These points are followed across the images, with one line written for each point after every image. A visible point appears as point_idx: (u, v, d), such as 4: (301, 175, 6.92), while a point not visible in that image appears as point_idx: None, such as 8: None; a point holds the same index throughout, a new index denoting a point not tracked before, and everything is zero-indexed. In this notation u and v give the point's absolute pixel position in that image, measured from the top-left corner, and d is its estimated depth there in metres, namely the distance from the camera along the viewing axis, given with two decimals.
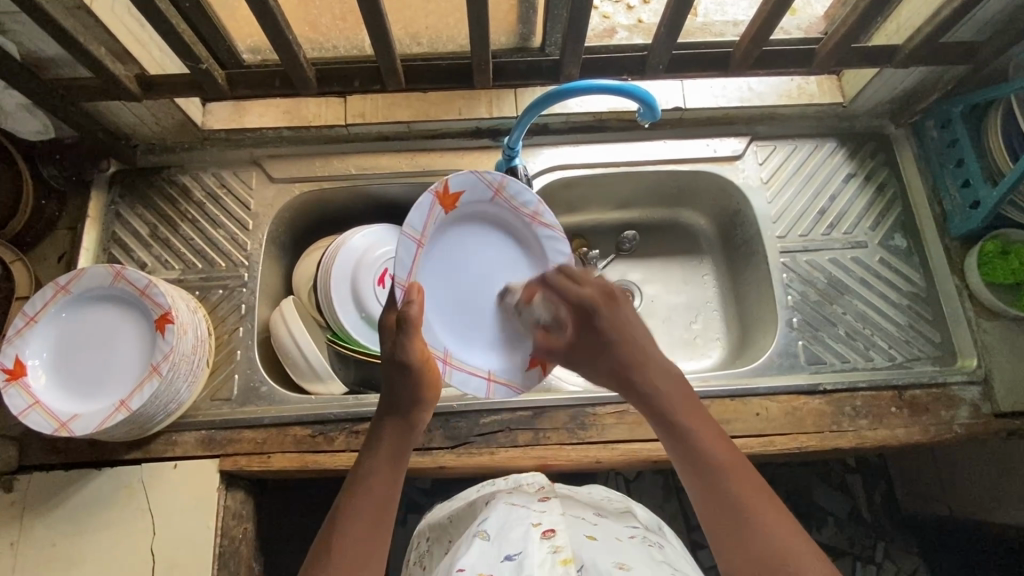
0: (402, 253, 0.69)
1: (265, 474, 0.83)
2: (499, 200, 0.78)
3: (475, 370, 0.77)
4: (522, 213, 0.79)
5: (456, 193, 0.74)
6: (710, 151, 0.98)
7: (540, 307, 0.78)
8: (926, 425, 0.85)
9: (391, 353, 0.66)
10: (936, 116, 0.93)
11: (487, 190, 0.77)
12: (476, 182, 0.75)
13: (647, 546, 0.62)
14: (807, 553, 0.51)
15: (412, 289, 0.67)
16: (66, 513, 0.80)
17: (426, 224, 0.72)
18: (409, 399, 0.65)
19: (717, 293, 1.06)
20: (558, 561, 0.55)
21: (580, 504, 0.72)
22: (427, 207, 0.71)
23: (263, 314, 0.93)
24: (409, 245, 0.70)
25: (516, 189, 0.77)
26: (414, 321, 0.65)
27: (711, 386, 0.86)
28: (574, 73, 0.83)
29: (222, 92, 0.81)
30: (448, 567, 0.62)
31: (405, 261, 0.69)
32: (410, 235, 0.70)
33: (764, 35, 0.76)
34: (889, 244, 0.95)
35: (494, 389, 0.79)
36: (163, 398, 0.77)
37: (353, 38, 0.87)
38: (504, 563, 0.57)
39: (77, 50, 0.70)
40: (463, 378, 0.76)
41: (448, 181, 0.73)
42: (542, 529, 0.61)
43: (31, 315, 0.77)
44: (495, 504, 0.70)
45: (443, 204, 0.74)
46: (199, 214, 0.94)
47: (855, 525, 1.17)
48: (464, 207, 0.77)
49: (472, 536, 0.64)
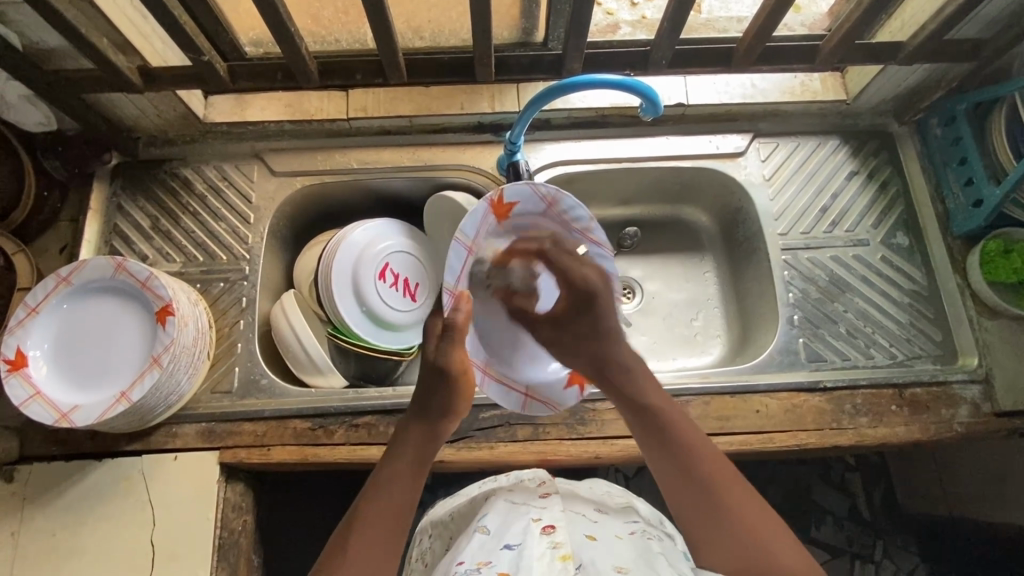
0: (450, 257, 0.75)
1: (265, 466, 0.83)
2: (553, 213, 0.78)
3: (514, 385, 0.82)
4: (574, 228, 0.80)
5: (511, 204, 0.76)
6: (713, 148, 0.98)
7: (516, 273, 0.82)
8: (926, 424, 0.85)
9: (432, 358, 0.72)
10: (940, 114, 0.92)
11: (541, 203, 0.77)
12: (531, 195, 0.76)
13: (647, 542, 0.62)
14: (782, 544, 0.56)
15: (461, 299, 0.74)
16: (66, 503, 0.80)
17: (477, 230, 0.76)
18: (441, 406, 0.70)
19: (719, 290, 1.06)
20: (556, 556, 0.56)
21: (582, 500, 0.72)
22: (480, 215, 0.75)
23: (264, 307, 0.93)
24: (459, 250, 0.75)
25: (569, 204, 0.77)
26: (459, 329, 0.73)
27: (711, 383, 0.86)
28: (576, 68, 0.82)
29: (224, 85, 0.81)
30: (448, 561, 0.62)
31: (453, 266, 0.75)
32: (460, 240, 0.75)
33: (768, 30, 0.76)
34: (892, 242, 0.95)
35: (529, 405, 0.83)
36: (164, 390, 0.77)
37: (355, 32, 0.87)
38: (503, 551, 0.58)
39: (80, 42, 0.70)
40: (499, 392, 0.81)
41: (503, 190, 0.75)
42: (543, 524, 0.61)
43: (33, 306, 0.77)
44: (495, 501, 0.70)
45: (496, 212, 0.76)
46: (201, 207, 0.95)
47: (854, 524, 1.17)
48: (519, 217, 0.78)
49: (473, 531, 0.65)
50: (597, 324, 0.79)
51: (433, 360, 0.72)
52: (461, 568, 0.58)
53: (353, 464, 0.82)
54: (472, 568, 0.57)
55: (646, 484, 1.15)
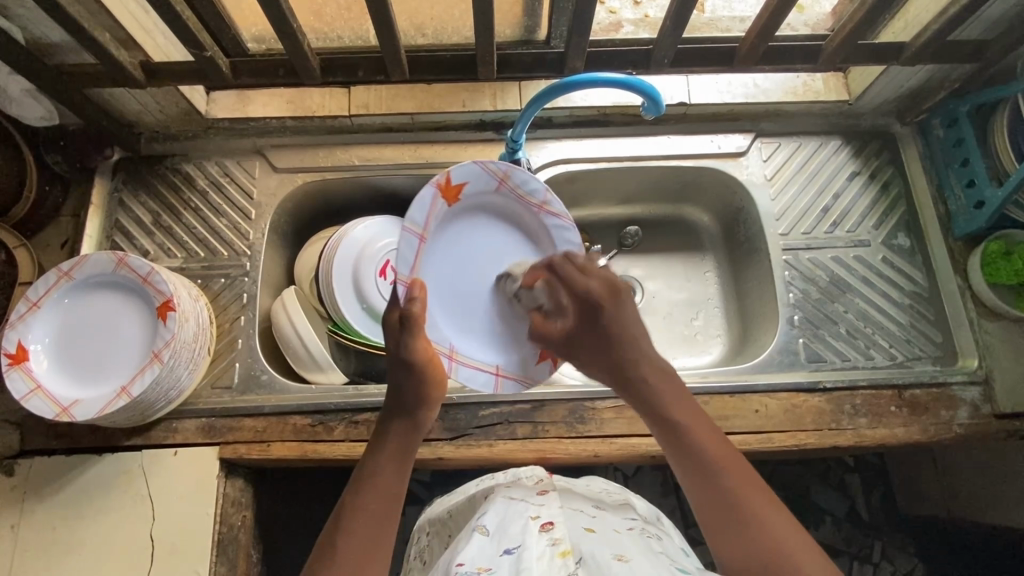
0: (403, 249, 0.66)
1: (265, 462, 0.83)
2: (504, 190, 0.74)
3: (484, 366, 0.74)
4: (530, 203, 0.75)
5: (459, 185, 0.70)
6: (714, 147, 0.98)
7: (541, 293, 0.72)
8: (926, 425, 0.85)
9: (394, 351, 0.66)
10: (943, 115, 0.92)
11: (492, 180, 0.72)
12: (480, 173, 0.71)
13: (647, 538, 0.62)
14: (805, 549, 0.54)
15: (415, 285, 0.65)
16: (66, 497, 0.81)
17: (427, 218, 0.68)
18: (415, 398, 0.65)
19: (720, 290, 1.06)
20: (556, 553, 0.56)
21: (578, 497, 0.71)
22: (428, 201, 0.68)
23: (264, 303, 0.93)
24: (410, 240, 0.66)
25: (522, 178, 0.73)
26: (418, 318, 0.64)
27: (711, 383, 0.86)
28: (579, 66, 0.82)
29: (226, 81, 0.81)
30: (447, 561, 0.61)
31: (407, 256, 0.66)
32: (411, 229, 0.66)
33: (770, 30, 0.76)
34: (893, 243, 0.95)
35: (502, 384, 0.75)
36: (164, 385, 0.78)
37: (358, 29, 0.87)
38: (503, 557, 0.57)
39: (83, 37, 0.70)
40: (470, 375, 0.73)
41: (450, 172, 0.69)
42: (540, 522, 0.62)
43: (34, 300, 0.77)
44: (493, 498, 0.71)
45: (445, 197, 0.70)
46: (202, 203, 0.95)
47: (853, 524, 1.17)
48: (467, 198, 0.72)
49: (472, 530, 0.65)
50: (609, 332, 0.69)
51: (396, 352, 0.66)
52: (461, 571, 0.57)
53: (352, 460, 0.83)
54: (472, 571, 0.56)
55: (645, 483, 1.16)
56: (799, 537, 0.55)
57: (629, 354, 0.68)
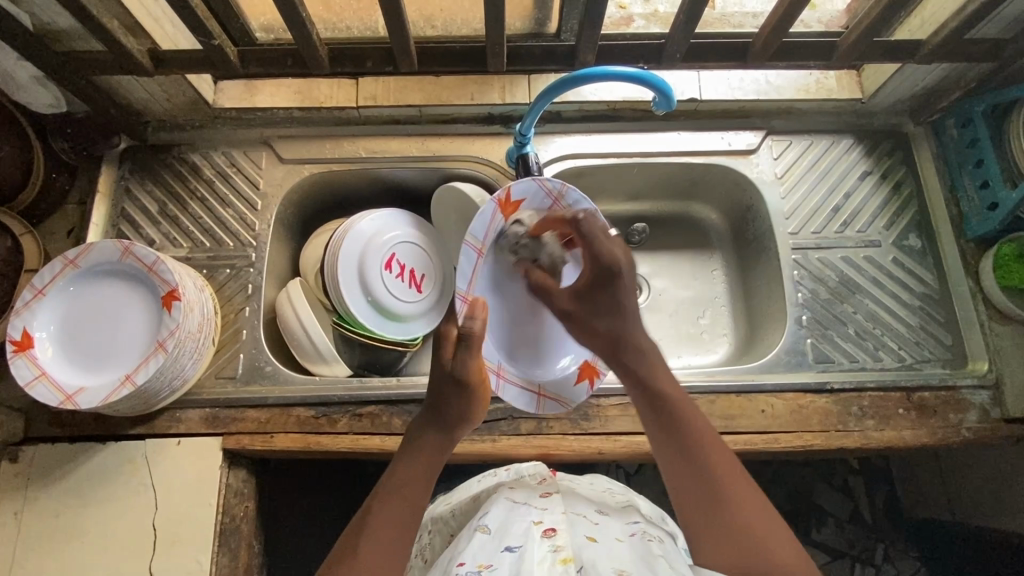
0: (461, 262, 0.69)
1: (268, 453, 0.83)
2: (558, 207, 0.75)
3: (528, 385, 0.79)
4: None
5: (517, 201, 0.72)
6: (725, 144, 0.97)
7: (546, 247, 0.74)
8: (934, 427, 0.84)
9: (449, 365, 0.66)
10: (957, 115, 0.91)
11: (547, 198, 0.74)
12: (537, 190, 0.73)
13: (648, 543, 0.62)
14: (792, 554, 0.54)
15: (478, 305, 0.67)
16: (70, 484, 0.81)
17: (487, 231, 0.71)
18: (457, 414, 0.67)
19: (727, 288, 1.05)
20: (558, 560, 0.56)
21: (583, 500, 0.71)
22: (489, 215, 0.70)
23: (270, 295, 0.93)
24: (469, 253, 0.70)
25: (575, 197, 0.74)
26: (479, 336, 0.66)
27: (717, 382, 0.85)
28: (589, 60, 0.81)
29: (235, 70, 0.80)
30: (449, 560, 0.62)
31: (465, 271, 0.70)
32: (471, 244, 0.69)
33: (785, 25, 0.74)
34: (904, 244, 0.94)
35: (542, 403, 0.80)
36: (168, 374, 0.77)
37: (367, 19, 0.86)
38: (505, 554, 0.58)
39: (92, 24, 0.69)
40: (515, 393, 0.77)
41: (511, 188, 0.71)
42: (543, 527, 0.61)
43: (40, 288, 0.77)
44: (496, 498, 0.70)
45: (504, 212, 0.72)
46: (208, 192, 0.94)
47: (856, 527, 1.17)
48: (524, 214, 0.74)
49: (474, 529, 0.65)
50: (616, 300, 0.70)
51: (452, 368, 0.66)
52: (462, 570, 0.58)
53: (355, 453, 0.82)
54: (473, 570, 0.57)
55: (647, 481, 1.15)
56: (779, 527, 0.55)
57: (625, 325, 0.69)
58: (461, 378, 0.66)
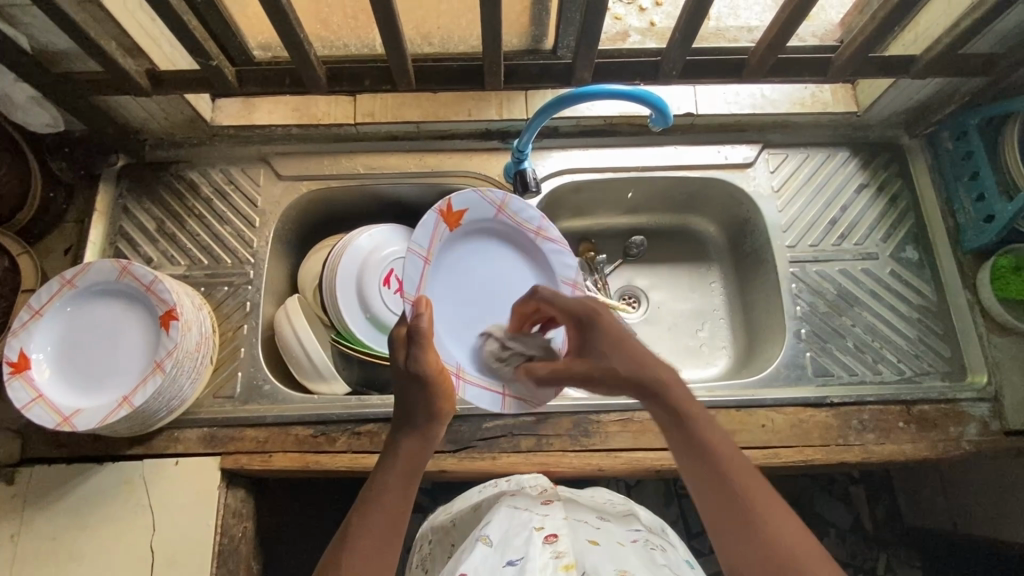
0: (408, 268, 0.71)
1: (267, 472, 0.83)
2: (502, 217, 0.80)
3: (492, 385, 0.73)
4: (526, 230, 0.81)
5: (460, 211, 0.77)
6: (722, 158, 0.97)
7: (524, 342, 0.73)
8: (934, 441, 0.84)
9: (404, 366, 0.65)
10: (952, 127, 0.91)
11: (491, 209, 0.79)
12: (479, 201, 0.78)
13: (649, 550, 0.64)
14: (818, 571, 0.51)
15: (421, 302, 0.66)
16: (66, 506, 0.80)
17: (431, 240, 0.74)
18: (424, 412, 0.64)
19: (725, 301, 1.05)
20: (560, 566, 0.57)
21: (582, 508, 0.72)
22: (431, 225, 0.74)
23: (268, 311, 0.93)
24: (415, 260, 0.72)
25: (517, 206, 0.80)
26: (426, 332, 0.64)
27: (717, 397, 0.85)
28: (585, 78, 0.82)
29: (232, 89, 0.80)
30: (452, 570, 0.63)
31: (413, 276, 0.72)
32: (417, 250, 0.72)
33: (781, 42, 0.75)
34: (901, 256, 0.94)
35: (511, 403, 0.74)
36: (166, 395, 0.77)
37: (365, 37, 0.86)
38: (507, 567, 0.58)
39: (90, 47, 0.69)
40: (477, 393, 0.72)
41: (452, 199, 0.75)
42: (544, 533, 0.62)
43: (36, 308, 0.77)
44: (496, 507, 0.70)
45: (448, 221, 0.76)
46: (207, 210, 0.94)
47: (858, 537, 1.17)
48: (470, 224, 0.79)
49: (476, 539, 0.65)
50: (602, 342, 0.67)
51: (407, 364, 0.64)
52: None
53: (354, 472, 0.82)
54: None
55: (647, 494, 1.14)
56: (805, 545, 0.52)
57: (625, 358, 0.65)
58: (419, 376, 0.64)
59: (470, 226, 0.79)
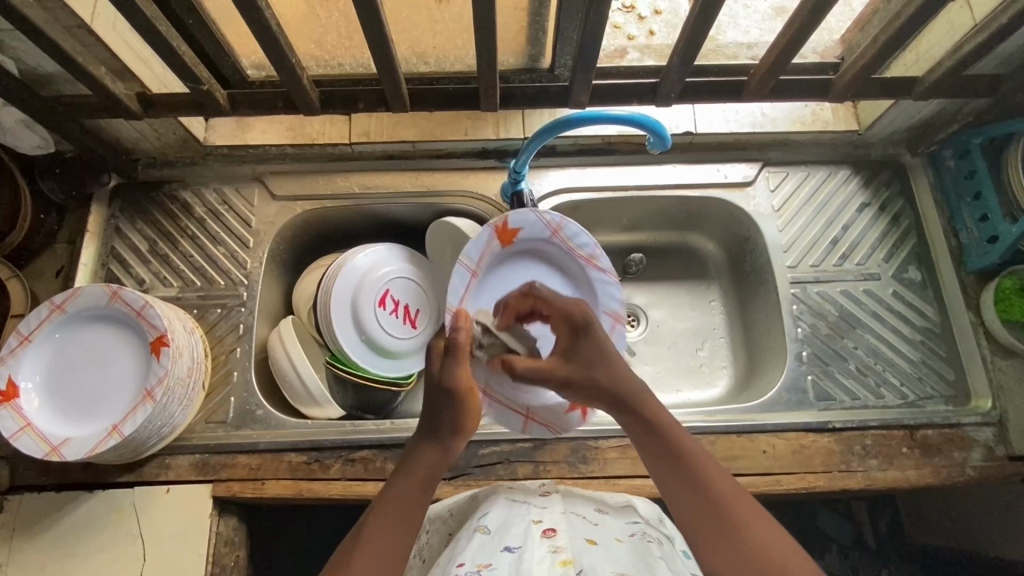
0: (455, 278, 0.79)
1: (260, 500, 0.81)
2: (555, 240, 0.84)
3: (515, 407, 0.79)
4: (576, 254, 0.85)
5: (514, 230, 0.82)
6: (721, 177, 0.96)
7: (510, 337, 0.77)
8: (937, 467, 0.83)
9: (439, 376, 0.66)
10: (954, 146, 0.90)
11: (546, 230, 0.83)
12: (535, 222, 0.82)
13: (647, 546, 0.59)
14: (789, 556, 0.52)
15: (460, 316, 0.71)
16: (56, 535, 0.79)
17: (481, 254, 0.81)
18: (452, 424, 0.65)
19: (725, 319, 1.04)
20: (557, 561, 0.54)
21: (582, 499, 0.68)
22: (485, 240, 0.80)
23: (262, 334, 0.91)
24: (463, 272, 0.80)
25: (572, 231, 0.83)
26: (461, 346, 0.67)
27: (717, 422, 0.84)
28: (583, 100, 0.80)
29: (224, 112, 0.79)
30: (447, 562, 0.59)
31: (458, 286, 0.79)
32: (465, 263, 0.79)
33: (781, 64, 0.74)
34: (904, 277, 0.93)
35: (530, 426, 0.80)
36: (157, 422, 0.76)
37: (360, 56, 0.84)
38: (504, 554, 0.55)
39: (79, 72, 0.68)
40: (500, 411, 0.79)
41: (509, 217, 0.81)
42: (543, 526, 0.59)
43: (26, 334, 0.76)
44: (495, 498, 0.67)
45: (501, 239, 0.82)
46: (200, 230, 0.93)
47: (860, 554, 1.14)
48: (521, 243, 0.84)
49: (473, 529, 0.62)
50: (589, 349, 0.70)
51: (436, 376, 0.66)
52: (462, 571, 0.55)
53: (347, 499, 0.81)
54: (473, 570, 0.54)
55: None
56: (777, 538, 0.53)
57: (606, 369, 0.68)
58: (451, 387, 0.65)
59: (522, 244, 0.84)
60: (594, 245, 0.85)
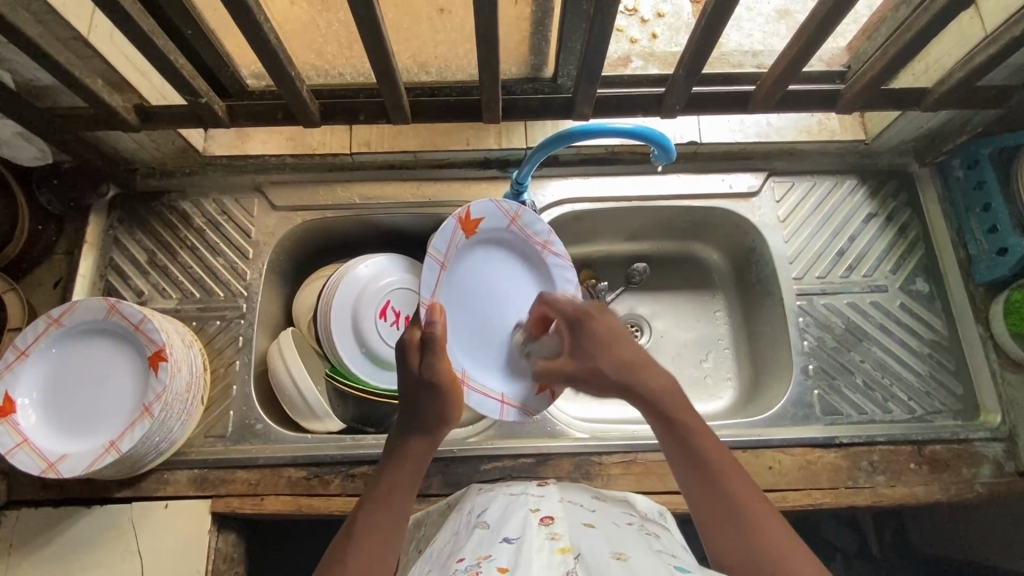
0: (426, 273, 0.74)
1: (258, 516, 0.80)
2: (514, 228, 0.80)
3: (491, 393, 0.78)
4: (533, 243, 0.82)
5: (477, 220, 0.77)
6: (726, 186, 0.95)
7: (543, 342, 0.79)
8: (946, 483, 0.81)
9: (419, 373, 0.63)
10: (963, 156, 0.89)
11: (505, 219, 0.79)
12: (495, 211, 0.78)
13: (647, 536, 0.56)
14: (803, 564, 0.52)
15: (434, 310, 0.67)
16: (53, 551, 0.78)
17: (448, 246, 0.76)
18: (434, 415, 0.62)
19: (730, 330, 1.03)
20: (556, 548, 0.51)
21: (579, 488, 0.66)
22: (450, 231, 0.75)
23: (261, 346, 0.90)
24: (432, 266, 0.74)
25: (530, 219, 0.80)
26: (440, 341, 0.64)
27: (723, 437, 0.83)
28: (586, 112, 0.80)
29: (223, 123, 0.78)
30: (445, 557, 0.56)
31: (430, 281, 0.74)
32: (435, 256, 0.74)
33: (789, 76, 0.73)
34: (911, 288, 0.92)
35: (507, 413, 0.78)
36: (155, 438, 0.75)
37: (360, 65, 0.82)
38: (502, 545, 0.53)
39: (76, 86, 0.67)
40: (479, 400, 0.76)
41: (471, 207, 0.76)
42: (541, 516, 0.57)
43: (22, 349, 0.75)
44: (493, 495, 0.65)
45: (464, 229, 0.77)
46: (199, 241, 0.92)
47: (863, 563, 1.13)
48: (484, 234, 0.79)
49: (472, 526, 0.60)
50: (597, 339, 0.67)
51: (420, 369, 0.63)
52: (461, 565, 0.52)
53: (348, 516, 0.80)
54: (473, 563, 0.51)
55: None
56: (795, 549, 0.52)
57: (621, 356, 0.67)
58: (431, 382, 0.62)
59: (483, 235, 0.79)
60: (550, 231, 0.82)
